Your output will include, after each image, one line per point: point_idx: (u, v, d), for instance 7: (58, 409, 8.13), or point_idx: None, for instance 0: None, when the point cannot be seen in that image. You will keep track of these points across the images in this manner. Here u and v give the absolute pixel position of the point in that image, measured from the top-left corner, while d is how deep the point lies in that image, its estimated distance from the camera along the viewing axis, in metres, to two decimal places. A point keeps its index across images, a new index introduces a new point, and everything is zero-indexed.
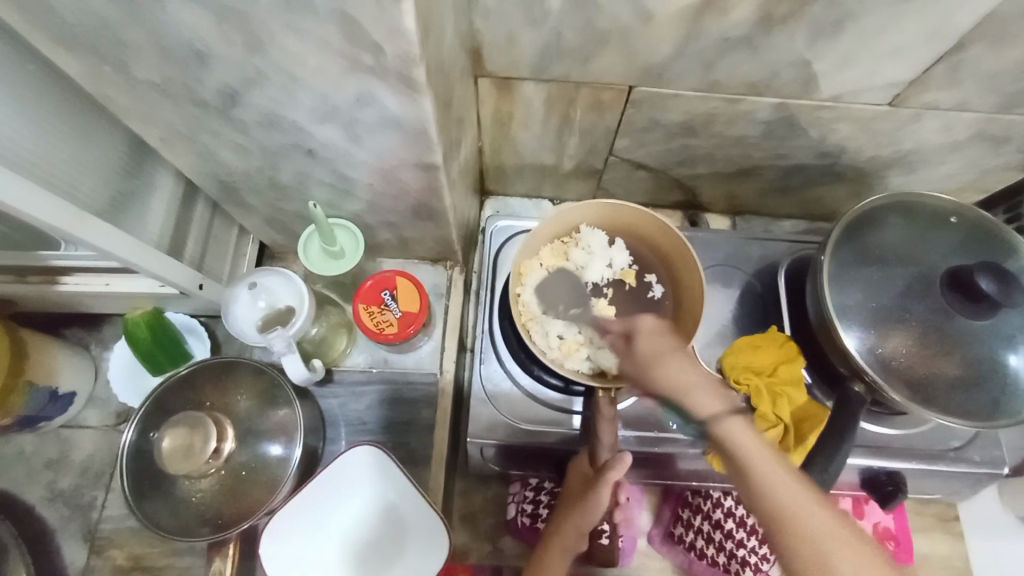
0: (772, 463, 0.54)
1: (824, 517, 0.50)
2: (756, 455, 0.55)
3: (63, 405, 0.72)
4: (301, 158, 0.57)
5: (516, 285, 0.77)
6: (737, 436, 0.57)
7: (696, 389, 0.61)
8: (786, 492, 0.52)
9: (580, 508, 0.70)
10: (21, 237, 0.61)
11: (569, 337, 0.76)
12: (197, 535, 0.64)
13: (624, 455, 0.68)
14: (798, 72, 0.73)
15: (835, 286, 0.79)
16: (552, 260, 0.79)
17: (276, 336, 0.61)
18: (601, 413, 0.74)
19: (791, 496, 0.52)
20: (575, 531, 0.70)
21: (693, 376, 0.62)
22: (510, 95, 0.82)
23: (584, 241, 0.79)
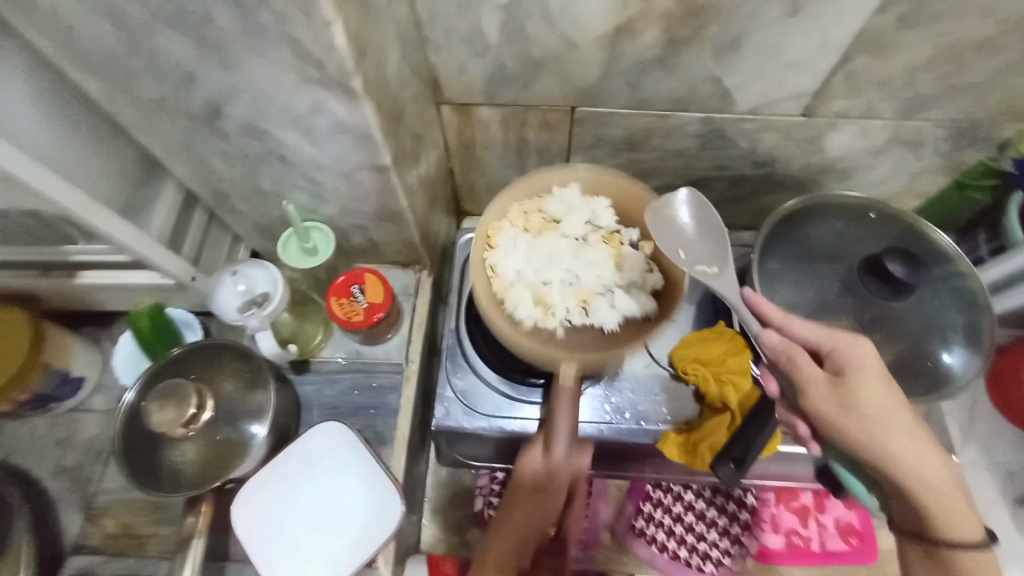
0: (935, 475, 0.68)
1: (956, 502, 0.68)
2: (915, 462, 0.68)
3: (73, 388, 0.83)
4: (276, 164, 0.69)
5: (485, 247, 0.81)
6: (912, 448, 0.68)
7: (886, 417, 0.69)
8: (937, 489, 0.68)
9: (533, 508, 0.74)
10: (48, 236, 0.73)
11: (538, 292, 0.78)
12: (174, 489, 0.72)
13: (585, 451, 0.75)
14: (713, 87, 0.84)
15: (766, 286, 0.86)
16: (525, 221, 0.82)
17: (253, 315, 0.72)
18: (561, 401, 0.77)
19: (940, 493, 0.68)
20: (518, 535, 0.74)
21: (882, 396, 0.69)
22: (470, 118, 0.95)
23: (562, 200, 0.82)
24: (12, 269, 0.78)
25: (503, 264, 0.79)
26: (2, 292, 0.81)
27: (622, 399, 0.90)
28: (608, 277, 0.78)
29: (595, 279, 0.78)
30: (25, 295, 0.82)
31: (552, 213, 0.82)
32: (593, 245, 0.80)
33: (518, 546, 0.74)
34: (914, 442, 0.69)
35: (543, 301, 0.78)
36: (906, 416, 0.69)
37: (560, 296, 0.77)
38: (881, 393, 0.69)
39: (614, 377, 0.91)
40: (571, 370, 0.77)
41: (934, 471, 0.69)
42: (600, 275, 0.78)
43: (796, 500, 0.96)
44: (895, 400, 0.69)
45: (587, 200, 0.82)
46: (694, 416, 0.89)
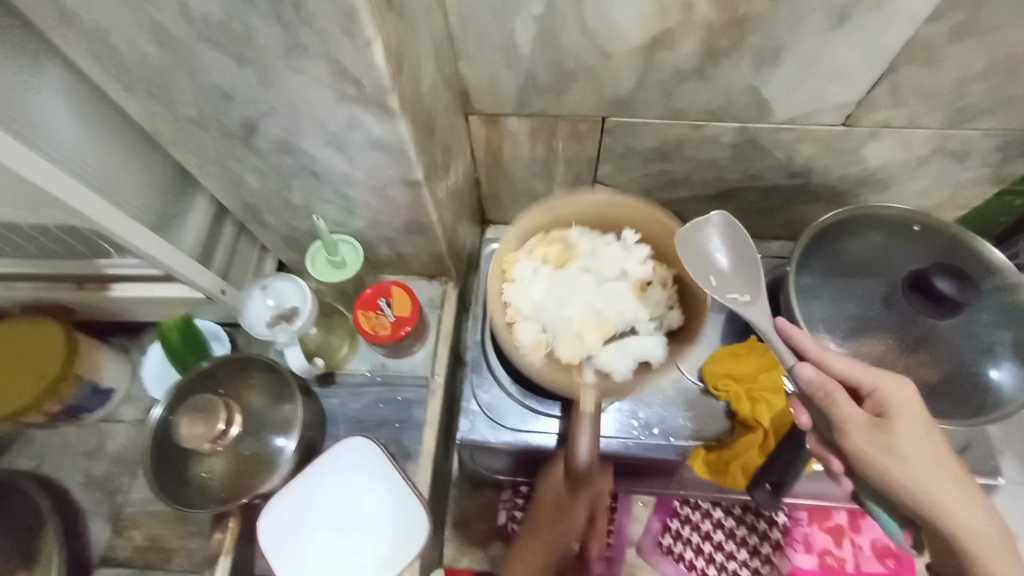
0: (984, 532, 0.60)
1: (1003, 554, 0.59)
2: (958, 514, 0.60)
3: (103, 399, 0.83)
4: (308, 178, 0.68)
5: (503, 281, 0.80)
6: (953, 499, 0.61)
7: (923, 458, 0.62)
8: (992, 552, 0.59)
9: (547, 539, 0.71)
10: (82, 250, 0.73)
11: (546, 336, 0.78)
12: (204, 506, 0.71)
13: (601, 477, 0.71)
14: (751, 98, 0.81)
15: (801, 300, 0.83)
16: (544, 252, 0.81)
17: (281, 330, 0.72)
18: (584, 412, 0.72)
19: (995, 557, 0.59)
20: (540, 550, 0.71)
21: (918, 439, 0.62)
22: (498, 128, 0.93)
23: (587, 240, 0.81)
24: (47, 282, 0.78)
25: (526, 299, 0.79)
26: (36, 304, 0.82)
27: (654, 416, 0.88)
28: (629, 315, 0.78)
29: (619, 314, 0.78)
30: (58, 307, 0.82)
31: (577, 249, 0.81)
32: (620, 283, 0.79)
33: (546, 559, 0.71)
34: (955, 490, 0.61)
35: (562, 337, 0.78)
36: (943, 458, 0.62)
37: (570, 334, 0.78)
38: (919, 436, 0.62)
39: (642, 392, 0.89)
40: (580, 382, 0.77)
41: (974, 521, 0.60)
42: (624, 310, 0.78)
43: (830, 519, 0.91)
44: (931, 442, 0.62)
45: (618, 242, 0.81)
46: (723, 433, 0.86)
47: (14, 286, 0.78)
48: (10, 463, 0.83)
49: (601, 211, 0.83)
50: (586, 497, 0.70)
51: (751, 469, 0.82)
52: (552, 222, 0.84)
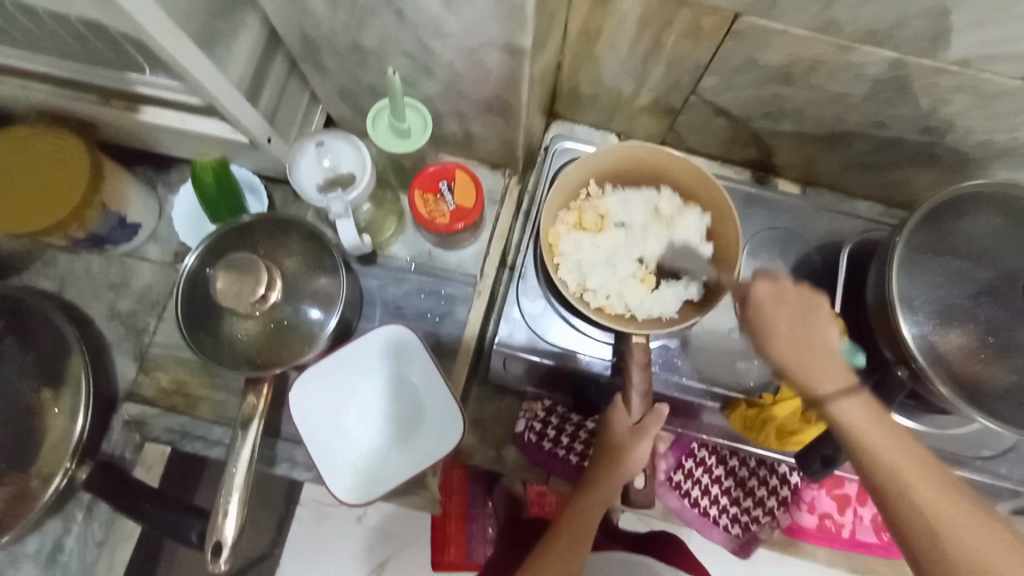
0: (925, 470, 0.52)
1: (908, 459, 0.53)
2: (890, 443, 0.55)
3: (129, 233, 0.77)
4: (389, 18, 0.56)
5: (552, 256, 0.81)
6: (854, 422, 0.57)
7: (808, 368, 0.61)
8: (934, 491, 0.51)
9: (623, 461, 0.72)
10: (109, 57, 0.61)
11: (604, 299, 0.80)
12: (238, 369, 0.68)
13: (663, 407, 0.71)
14: (931, 23, 0.66)
15: (904, 271, 0.74)
16: (576, 220, 0.83)
17: (335, 198, 0.62)
18: (635, 358, 0.75)
19: (938, 494, 0.51)
20: (616, 479, 0.72)
21: (811, 355, 0.61)
22: (605, 3, 0.77)
23: (614, 197, 0.83)
24: (65, 87, 0.67)
25: (585, 275, 0.81)
26: (54, 112, 0.72)
27: (699, 361, 0.84)
28: (673, 252, 0.82)
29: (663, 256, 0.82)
30: (79, 120, 0.72)
31: (606, 208, 0.83)
32: (653, 225, 0.83)
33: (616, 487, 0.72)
34: (868, 418, 0.57)
35: (618, 294, 0.80)
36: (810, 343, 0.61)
37: (628, 290, 0.80)
38: (833, 364, 0.60)
39: (692, 335, 0.85)
40: (645, 345, 0.75)
41: (866, 422, 0.56)
42: (666, 251, 0.82)
43: (840, 488, 0.93)
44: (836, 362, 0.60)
45: (639, 190, 0.84)
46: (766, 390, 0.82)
47: (28, 84, 0.67)
48: (29, 281, 0.78)
49: (623, 164, 0.83)
50: (651, 423, 0.72)
51: (786, 430, 0.80)
52: (583, 189, 0.84)
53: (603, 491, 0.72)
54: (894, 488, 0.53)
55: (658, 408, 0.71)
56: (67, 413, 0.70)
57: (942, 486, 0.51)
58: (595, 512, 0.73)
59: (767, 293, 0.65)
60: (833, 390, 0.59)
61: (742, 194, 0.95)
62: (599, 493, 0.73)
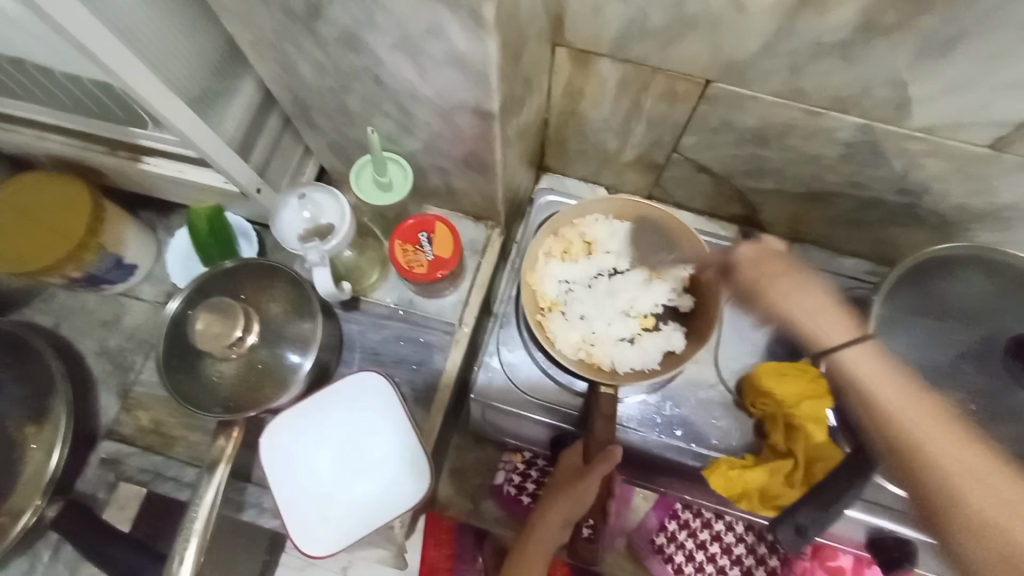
0: (939, 433, 0.54)
1: (949, 437, 0.54)
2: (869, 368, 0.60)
3: (125, 273, 0.80)
4: (369, 84, 0.60)
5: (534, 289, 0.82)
6: (871, 360, 0.61)
7: (831, 322, 0.64)
8: (924, 427, 0.55)
9: (571, 497, 0.70)
10: (116, 113, 0.67)
11: (584, 339, 0.81)
12: (211, 412, 0.69)
13: (615, 449, 0.71)
14: (891, 93, 0.68)
15: (884, 332, 0.73)
16: (563, 253, 0.84)
17: (313, 248, 0.66)
18: (600, 409, 0.74)
19: (927, 428, 0.54)
20: (563, 517, 0.70)
21: (816, 297, 0.65)
22: (585, 69, 0.82)
23: (604, 235, 0.84)
24: (77, 137, 0.73)
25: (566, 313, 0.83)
26: (67, 161, 0.77)
27: (677, 417, 0.85)
28: (657, 298, 0.82)
29: (650, 302, 0.82)
30: (88, 169, 0.78)
31: (593, 237, 0.84)
32: (638, 264, 0.84)
33: (563, 527, 0.71)
34: (870, 361, 0.60)
35: (598, 337, 0.81)
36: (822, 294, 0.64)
37: (608, 333, 0.81)
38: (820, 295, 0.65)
39: (674, 389, 0.86)
40: (611, 395, 0.75)
41: (884, 381, 0.59)
42: (651, 297, 0.82)
43: (833, 560, 0.89)
44: (840, 309, 0.64)
45: (628, 226, 0.85)
46: (748, 451, 0.83)
47: (45, 134, 0.73)
48: (28, 316, 0.82)
49: (613, 211, 0.85)
50: (601, 466, 0.70)
51: (769, 494, 0.79)
52: (574, 224, 0.84)
53: (548, 533, 0.70)
54: (875, 408, 0.57)
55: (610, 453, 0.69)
56: (43, 447, 0.71)
57: (931, 413, 0.55)
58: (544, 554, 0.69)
59: (755, 253, 0.69)
60: (848, 337, 0.63)
61: (724, 249, 0.95)
62: (547, 533, 0.70)
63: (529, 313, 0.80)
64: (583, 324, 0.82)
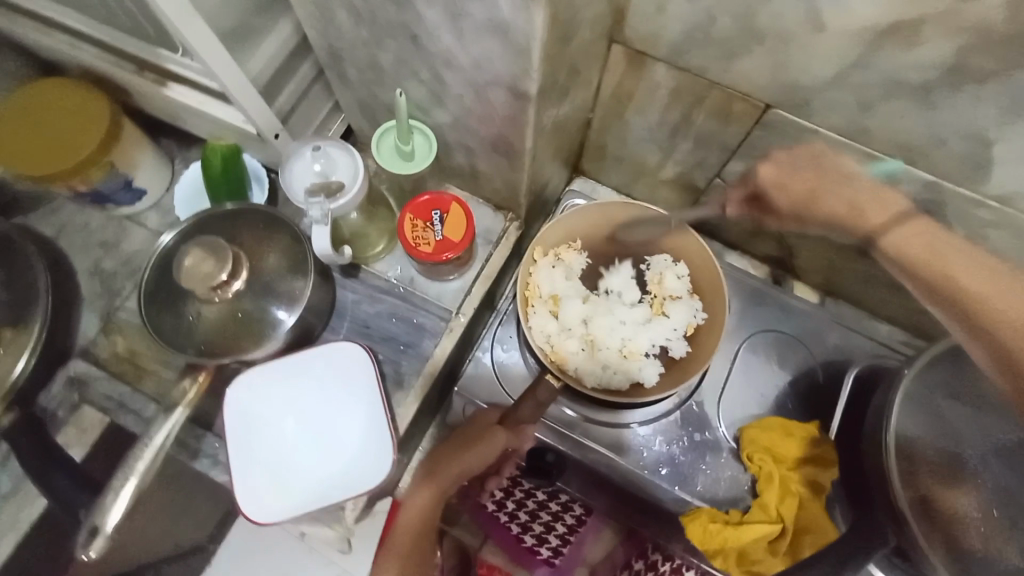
0: (958, 264, 0.61)
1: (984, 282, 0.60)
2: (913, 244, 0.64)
3: (132, 196, 0.78)
4: (405, 43, 0.57)
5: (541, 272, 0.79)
6: (917, 240, 0.64)
7: (867, 206, 0.67)
8: (985, 291, 0.59)
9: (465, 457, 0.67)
10: (147, 32, 0.65)
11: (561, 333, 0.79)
12: (183, 351, 0.66)
13: (527, 429, 0.70)
14: (969, 151, 0.62)
15: (905, 407, 0.67)
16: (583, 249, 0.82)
17: (317, 204, 0.62)
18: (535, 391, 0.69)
19: (990, 295, 0.59)
20: (459, 474, 0.67)
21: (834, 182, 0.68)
22: (638, 71, 0.77)
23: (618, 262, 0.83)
24: (108, 51, 0.71)
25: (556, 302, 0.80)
26: (95, 74, 0.76)
27: (665, 456, 0.79)
28: (653, 333, 0.80)
29: (647, 340, 0.80)
30: (114, 86, 0.76)
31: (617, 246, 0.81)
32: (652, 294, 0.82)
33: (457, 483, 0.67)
34: (912, 238, 0.64)
35: (575, 337, 0.80)
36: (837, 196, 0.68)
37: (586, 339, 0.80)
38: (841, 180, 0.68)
39: (667, 425, 0.80)
40: (553, 385, 0.70)
41: (924, 251, 0.63)
42: (648, 330, 0.80)
43: None
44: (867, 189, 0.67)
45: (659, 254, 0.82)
46: (734, 507, 0.77)
47: (77, 43, 0.72)
48: (30, 222, 0.81)
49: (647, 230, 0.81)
50: (504, 437, 0.68)
51: (747, 557, 0.73)
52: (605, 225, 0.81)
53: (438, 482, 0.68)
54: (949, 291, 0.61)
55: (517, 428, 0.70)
56: (11, 354, 0.69)
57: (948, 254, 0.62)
58: (422, 508, 0.68)
59: (773, 176, 0.69)
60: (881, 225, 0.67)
61: (750, 288, 0.87)
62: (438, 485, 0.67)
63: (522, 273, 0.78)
64: (566, 319, 0.80)
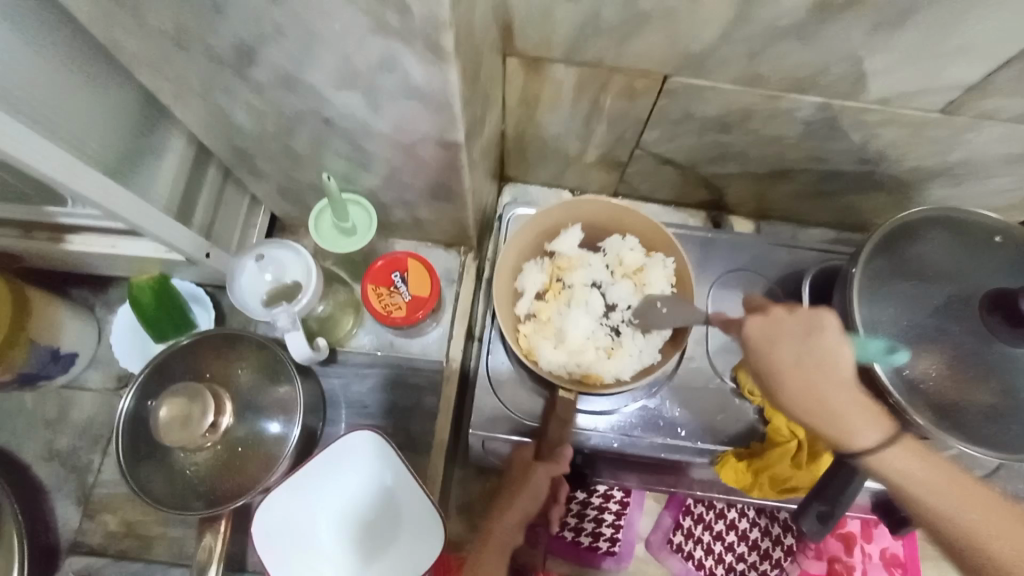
0: (928, 478, 0.56)
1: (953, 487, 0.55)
2: (804, 392, 0.60)
3: (64, 365, 0.72)
4: (318, 126, 0.55)
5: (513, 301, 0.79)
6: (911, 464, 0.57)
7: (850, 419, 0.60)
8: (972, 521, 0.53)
9: (519, 497, 0.72)
10: (25, 193, 0.59)
11: (562, 349, 0.75)
12: (191, 508, 0.63)
13: (562, 451, 0.73)
14: (848, 69, 0.69)
15: (870, 300, 0.68)
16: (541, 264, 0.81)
17: (281, 311, 0.60)
18: (555, 410, 0.72)
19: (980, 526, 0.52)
20: (518, 519, 0.72)
21: (840, 389, 0.60)
22: (540, 75, 0.78)
23: (566, 236, 0.81)
24: None
25: (544, 328, 0.77)
26: None
27: (680, 417, 0.83)
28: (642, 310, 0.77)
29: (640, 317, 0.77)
30: (4, 254, 0.69)
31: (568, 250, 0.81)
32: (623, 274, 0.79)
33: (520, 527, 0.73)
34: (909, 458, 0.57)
35: (577, 349, 0.75)
36: (823, 378, 0.60)
37: (590, 345, 0.76)
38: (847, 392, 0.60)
39: (672, 388, 0.84)
40: (568, 399, 0.72)
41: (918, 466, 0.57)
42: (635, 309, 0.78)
43: (843, 526, 0.91)
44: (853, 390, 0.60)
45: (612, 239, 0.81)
46: (753, 439, 0.82)
47: None
48: None
49: (591, 219, 0.81)
50: (546, 468, 0.72)
51: (779, 479, 0.78)
52: (554, 234, 0.82)
53: (502, 534, 0.73)
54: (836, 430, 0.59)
55: (556, 453, 0.73)
56: None
57: (984, 497, 0.54)
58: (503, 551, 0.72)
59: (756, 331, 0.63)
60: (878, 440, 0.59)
61: (699, 239, 0.93)
62: (503, 534, 0.72)
63: (508, 332, 0.75)
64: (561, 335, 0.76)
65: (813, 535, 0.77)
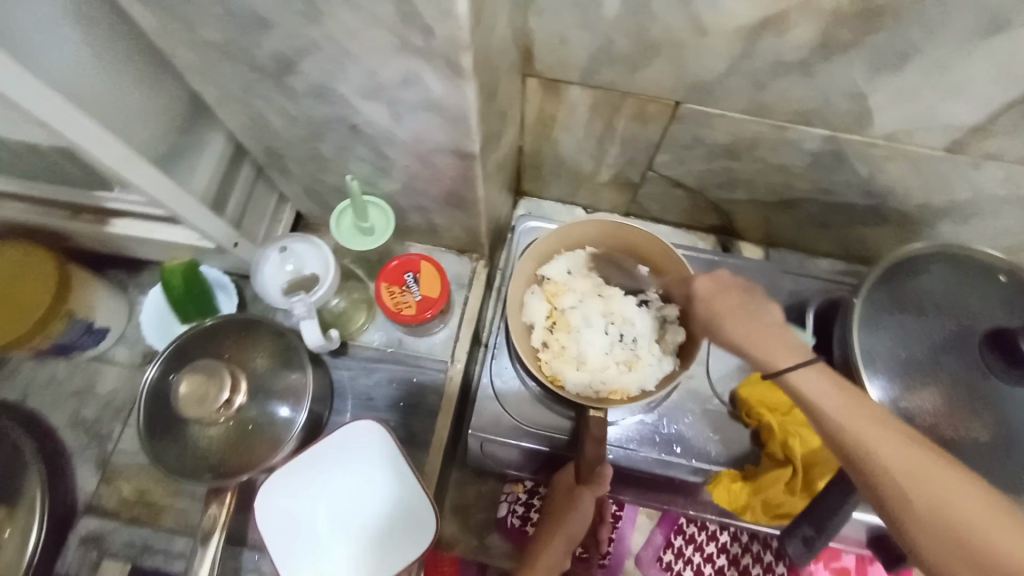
0: (884, 436, 0.51)
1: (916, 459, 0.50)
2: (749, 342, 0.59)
3: (96, 338, 0.77)
4: (344, 132, 0.60)
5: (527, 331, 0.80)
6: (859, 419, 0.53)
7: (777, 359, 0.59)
8: (932, 487, 0.48)
9: (563, 518, 0.72)
10: (77, 179, 0.65)
11: (585, 369, 0.77)
12: (200, 479, 0.67)
13: (602, 472, 0.70)
14: (851, 105, 0.71)
15: (868, 331, 0.69)
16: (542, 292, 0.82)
17: (298, 300, 0.64)
18: (589, 431, 0.71)
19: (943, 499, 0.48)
20: (566, 540, 0.72)
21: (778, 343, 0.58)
22: (556, 96, 0.82)
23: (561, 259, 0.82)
24: (39, 204, 0.71)
25: (564, 354, 0.79)
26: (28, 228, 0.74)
27: (676, 435, 0.84)
28: (644, 319, 0.79)
29: (644, 327, 0.79)
30: (51, 233, 0.75)
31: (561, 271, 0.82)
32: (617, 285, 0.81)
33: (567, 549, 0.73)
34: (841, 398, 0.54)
35: (596, 369, 0.77)
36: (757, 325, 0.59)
37: (609, 360, 0.78)
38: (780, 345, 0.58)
39: (669, 405, 0.86)
40: (600, 417, 0.71)
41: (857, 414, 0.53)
42: (637, 320, 0.79)
43: (837, 560, 0.91)
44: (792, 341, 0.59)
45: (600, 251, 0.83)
46: (747, 461, 0.83)
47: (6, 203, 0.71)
48: None
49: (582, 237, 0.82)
50: (589, 490, 0.71)
51: (771, 504, 0.79)
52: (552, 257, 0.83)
53: (553, 559, 0.72)
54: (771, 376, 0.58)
55: (596, 475, 0.70)
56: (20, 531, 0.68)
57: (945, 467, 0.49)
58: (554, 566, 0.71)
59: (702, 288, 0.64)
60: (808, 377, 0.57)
61: (705, 261, 0.95)
62: (552, 557, 0.72)
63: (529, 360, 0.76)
64: (581, 355, 0.78)
65: (798, 557, 0.75)
